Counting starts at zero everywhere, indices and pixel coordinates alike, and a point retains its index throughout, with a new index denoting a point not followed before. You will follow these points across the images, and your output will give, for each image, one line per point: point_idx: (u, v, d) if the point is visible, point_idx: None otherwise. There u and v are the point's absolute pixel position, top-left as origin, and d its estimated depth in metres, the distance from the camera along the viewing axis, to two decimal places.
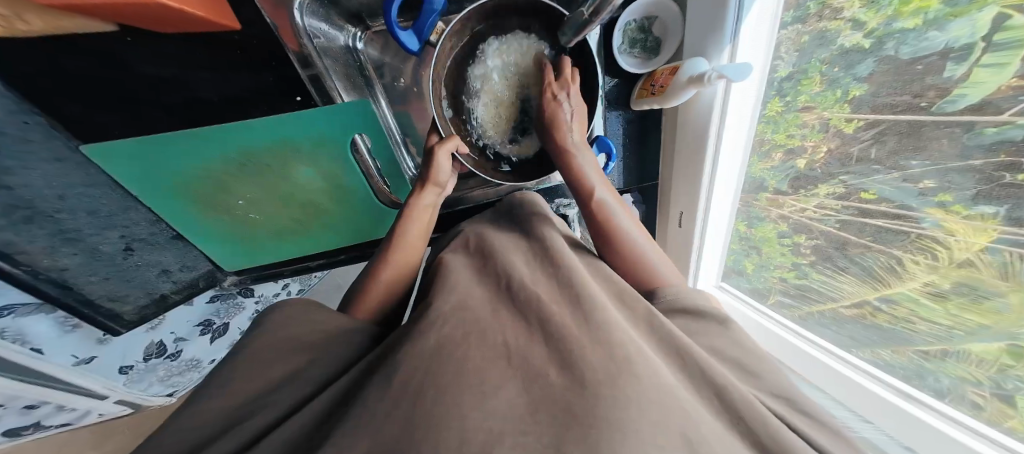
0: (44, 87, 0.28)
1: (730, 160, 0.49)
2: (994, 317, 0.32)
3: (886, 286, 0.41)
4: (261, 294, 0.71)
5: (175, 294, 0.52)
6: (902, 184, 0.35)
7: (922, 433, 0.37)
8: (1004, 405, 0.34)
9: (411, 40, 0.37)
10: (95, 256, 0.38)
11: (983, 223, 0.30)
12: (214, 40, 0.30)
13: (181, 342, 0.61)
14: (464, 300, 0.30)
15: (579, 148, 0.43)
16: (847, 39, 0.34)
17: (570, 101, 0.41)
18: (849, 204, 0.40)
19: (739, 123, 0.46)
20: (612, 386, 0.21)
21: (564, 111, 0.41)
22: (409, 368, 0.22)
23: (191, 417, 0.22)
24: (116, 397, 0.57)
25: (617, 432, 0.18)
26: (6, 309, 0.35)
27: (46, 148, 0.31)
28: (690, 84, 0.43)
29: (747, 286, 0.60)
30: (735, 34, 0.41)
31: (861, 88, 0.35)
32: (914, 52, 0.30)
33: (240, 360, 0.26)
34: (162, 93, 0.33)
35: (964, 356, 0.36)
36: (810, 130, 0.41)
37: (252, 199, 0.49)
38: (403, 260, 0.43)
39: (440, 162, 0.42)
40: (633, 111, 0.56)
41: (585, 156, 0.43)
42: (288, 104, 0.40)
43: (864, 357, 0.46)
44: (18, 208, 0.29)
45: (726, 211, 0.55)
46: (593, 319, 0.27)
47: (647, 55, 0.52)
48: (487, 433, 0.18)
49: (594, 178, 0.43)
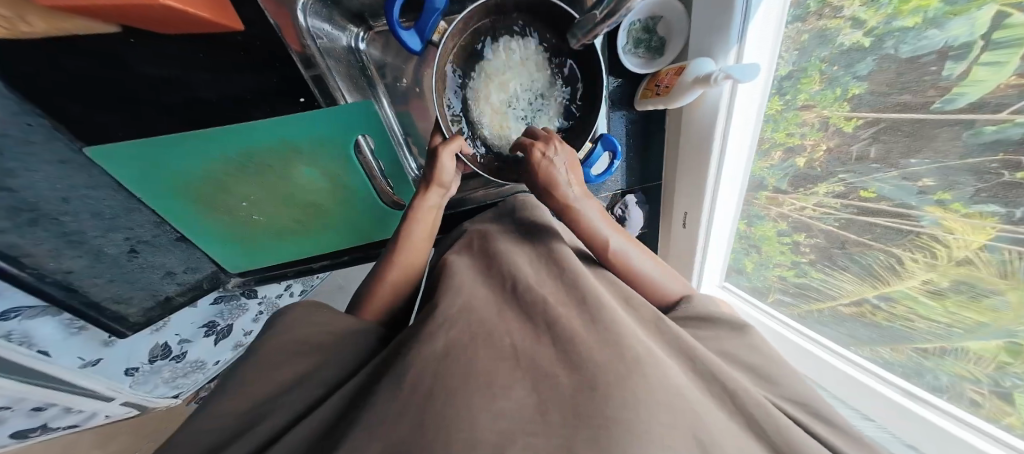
0: (48, 88, 0.28)
1: (734, 160, 0.49)
2: (992, 314, 0.33)
3: (885, 285, 0.41)
4: (264, 295, 0.71)
5: (179, 296, 0.52)
6: (902, 182, 0.35)
7: (925, 431, 0.38)
8: (1002, 401, 0.34)
9: (413, 40, 0.37)
10: (99, 258, 0.38)
11: (982, 221, 0.31)
12: (216, 41, 0.30)
13: (184, 343, 0.61)
14: (470, 301, 0.30)
15: (580, 200, 0.40)
16: (848, 38, 0.34)
17: (559, 157, 0.39)
18: (849, 202, 0.41)
19: (745, 124, 0.46)
20: (621, 387, 0.21)
21: (557, 167, 0.39)
22: (419, 370, 0.22)
23: (203, 421, 0.22)
24: (121, 400, 0.56)
25: (626, 432, 0.18)
26: (12, 312, 0.35)
27: (50, 150, 0.31)
28: (697, 85, 0.43)
29: (748, 284, 0.61)
30: (743, 34, 0.41)
31: (860, 86, 0.35)
32: (914, 51, 0.30)
33: (251, 362, 0.27)
34: (165, 94, 0.33)
35: (962, 353, 0.37)
36: (811, 128, 0.41)
37: (254, 200, 0.49)
38: (408, 262, 0.43)
39: (444, 163, 0.42)
40: (635, 111, 0.57)
41: (588, 205, 0.40)
42: (291, 105, 0.40)
43: (864, 355, 0.47)
44: (23, 210, 0.29)
45: (729, 211, 0.55)
46: (599, 319, 0.27)
47: (651, 55, 0.52)
48: (498, 435, 0.18)
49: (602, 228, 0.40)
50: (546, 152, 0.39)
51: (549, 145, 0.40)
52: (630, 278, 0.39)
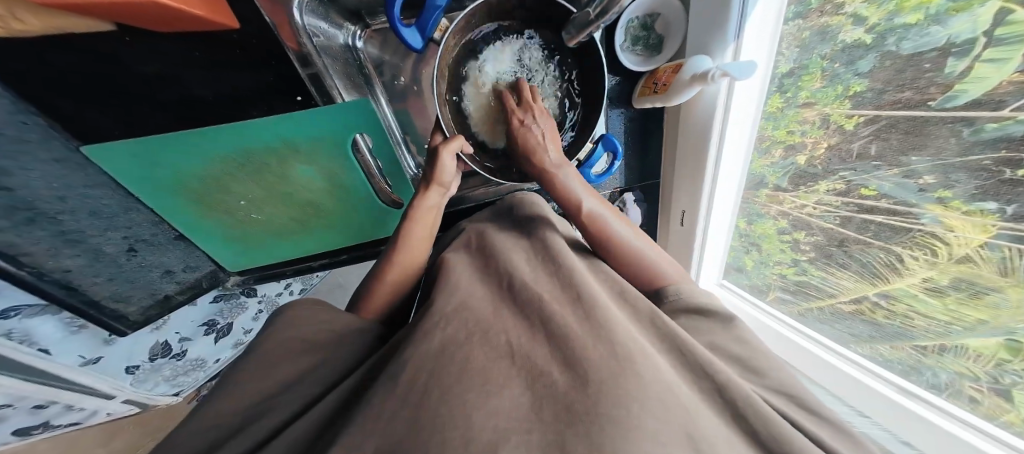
0: (35, 85, 0.27)
1: (733, 157, 0.49)
2: (992, 311, 0.33)
3: (885, 282, 0.41)
4: (263, 293, 0.72)
5: (179, 295, 0.52)
6: (903, 180, 0.35)
7: (928, 431, 0.37)
8: (1000, 398, 0.34)
9: (414, 38, 0.37)
10: (98, 257, 0.38)
11: (983, 219, 0.30)
12: (214, 43, 0.31)
13: (185, 341, 0.61)
14: (466, 299, 0.30)
15: (559, 166, 0.42)
16: (849, 35, 0.34)
17: (537, 123, 0.41)
18: (849, 200, 0.41)
19: (744, 120, 0.46)
20: (614, 385, 0.21)
21: (535, 135, 0.42)
22: (414, 368, 0.22)
23: (199, 422, 0.22)
24: (122, 397, 0.56)
25: (619, 430, 0.18)
26: (12, 311, 0.36)
27: (46, 149, 0.31)
28: (693, 82, 0.43)
29: (747, 282, 0.61)
30: (739, 31, 0.40)
31: (861, 83, 0.35)
32: (915, 48, 0.30)
33: (249, 359, 0.27)
34: (159, 92, 0.33)
35: (961, 351, 0.36)
36: (811, 126, 0.41)
37: (252, 198, 0.49)
38: (407, 261, 0.43)
39: (444, 161, 0.41)
40: (634, 108, 0.56)
41: (566, 171, 0.42)
42: (289, 104, 0.40)
43: (863, 352, 0.47)
44: (20, 209, 0.29)
45: (728, 209, 0.55)
46: (595, 316, 0.27)
47: (648, 52, 0.52)
48: (493, 432, 0.18)
49: (580, 192, 0.42)
50: (525, 118, 0.42)
51: (528, 113, 0.42)
52: (608, 240, 0.40)
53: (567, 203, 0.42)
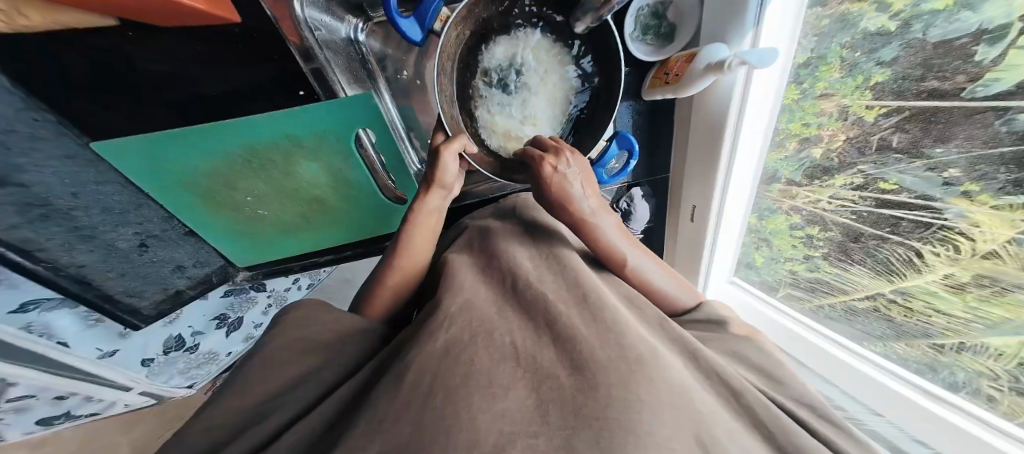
0: (48, 84, 0.28)
1: (749, 146, 0.46)
2: (1018, 311, 0.31)
3: (902, 279, 0.40)
4: (273, 288, 0.73)
5: (190, 290, 0.55)
6: (927, 173, 0.33)
7: (942, 431, 0.36)
8: (1019, 399, 0.33)
9: (412, 29, 0.36)
10: (109, 253, 0.39)
11: (1011, 214, 0.28)
12: (216, 36, 0.30)
13: (198, 335, 0.63)
14: (470, 300, 0.30)
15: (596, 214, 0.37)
16: (873, 22, 0.32)
17: (576, 169, 0.36)
18: (868, 194, 0.39)
19: (761, 114, 0.44)
20: (623, 388, 0.20)
21: (573, 182, 0.36)
22: (416, 372, 0.22)
23: (208, 418, 0.23)
24: (139, 389, 0.58)
25: (630, 435, 0.18)
26: (31, 304, 0.37)
27: (57, 146, 0.31)
28: (708, 72, 0.40)
29: (759, 280, 0.59)
30: (759, 17, 0.38)
31: (884, 72, 0.33)
32: (944, 34, 0.28)
33: (255, 360, 0.27)
34: (167, 88, 0.33)
35: (982, 349, 0.35)
36: (829, 118, 0.40)
37: (259, 196, 0.49)
38: (410, 264, 0.42)
39: (446, 163, 0.40)
40: (644, 101, 0.55)
41: (606, 220, 0.38)
42: (290, 100, 0.38)
43: (876, 351, 0.46)
44: (35, 205, 0.30)
45: (740, 206, 0.53)
46: (603, 320, 0.27)
47: (660, 43, 0.50)
48: (499, 436, 0.18)
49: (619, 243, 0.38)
50: (559, 166, 0.36)
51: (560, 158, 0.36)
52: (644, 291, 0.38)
53: (605, 255, 0.38)
